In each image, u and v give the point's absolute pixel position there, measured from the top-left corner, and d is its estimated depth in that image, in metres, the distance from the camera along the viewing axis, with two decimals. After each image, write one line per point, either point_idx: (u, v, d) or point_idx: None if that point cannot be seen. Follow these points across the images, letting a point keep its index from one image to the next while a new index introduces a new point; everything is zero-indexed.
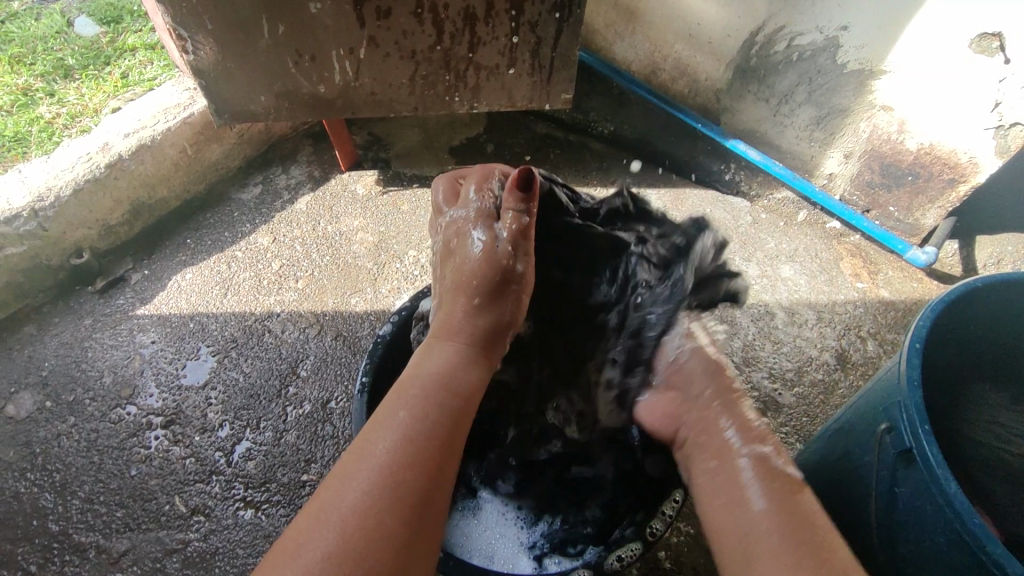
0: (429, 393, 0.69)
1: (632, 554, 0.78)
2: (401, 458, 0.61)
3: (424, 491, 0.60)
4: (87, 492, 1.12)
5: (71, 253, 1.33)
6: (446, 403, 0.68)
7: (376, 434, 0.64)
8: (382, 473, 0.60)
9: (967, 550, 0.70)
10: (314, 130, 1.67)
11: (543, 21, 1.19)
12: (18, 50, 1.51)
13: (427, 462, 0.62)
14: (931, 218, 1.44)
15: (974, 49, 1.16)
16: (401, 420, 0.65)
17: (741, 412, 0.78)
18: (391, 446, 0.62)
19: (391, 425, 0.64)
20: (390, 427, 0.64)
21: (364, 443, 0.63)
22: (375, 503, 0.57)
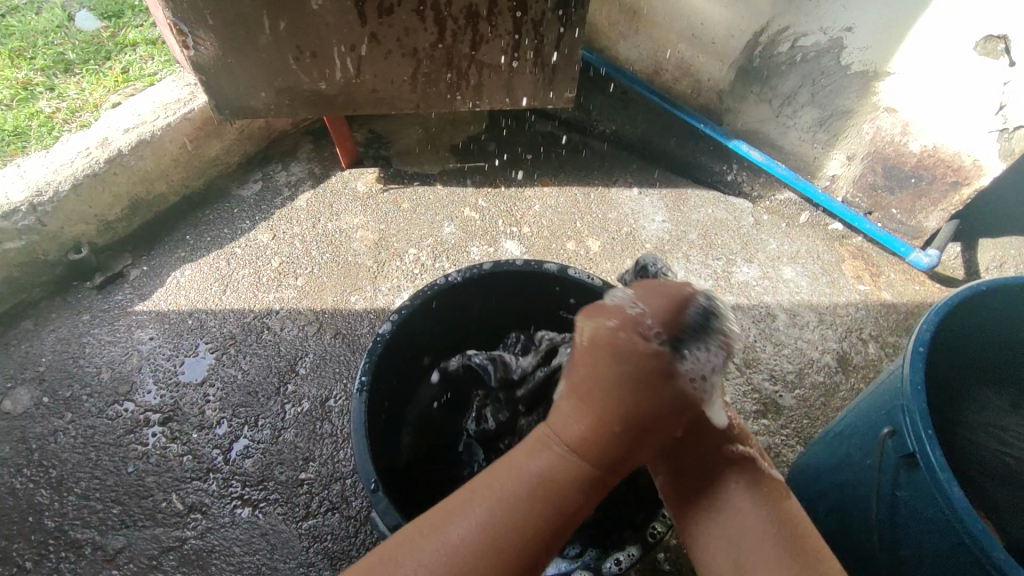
0: (586, 452, 0.56)
1: (630, 559, 0.77)
2: (462, 554, 0.54)
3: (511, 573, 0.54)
4: (83, 489, 1.11)
5: (70, 248, 1.33)
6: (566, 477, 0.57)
7: (465, 498, 0.57)
8: (483, 529, 0.55)
9: (970, 555, 0.70)
10: (316, 127, 1.66)
11: (547, 19, 1.18)
12: (18, 44, 1.50)
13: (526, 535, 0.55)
14: (934, 221, 1.44)
15: (979, 52, 1.15)
16: (555, 453, 0.57)
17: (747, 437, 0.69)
18: (517, 489, 0.57)
19: (524, 470, 0.57)
20: (512, 477, 0.57)
21: (496, 473, 0.58)
22: (528, 513, 0.55)
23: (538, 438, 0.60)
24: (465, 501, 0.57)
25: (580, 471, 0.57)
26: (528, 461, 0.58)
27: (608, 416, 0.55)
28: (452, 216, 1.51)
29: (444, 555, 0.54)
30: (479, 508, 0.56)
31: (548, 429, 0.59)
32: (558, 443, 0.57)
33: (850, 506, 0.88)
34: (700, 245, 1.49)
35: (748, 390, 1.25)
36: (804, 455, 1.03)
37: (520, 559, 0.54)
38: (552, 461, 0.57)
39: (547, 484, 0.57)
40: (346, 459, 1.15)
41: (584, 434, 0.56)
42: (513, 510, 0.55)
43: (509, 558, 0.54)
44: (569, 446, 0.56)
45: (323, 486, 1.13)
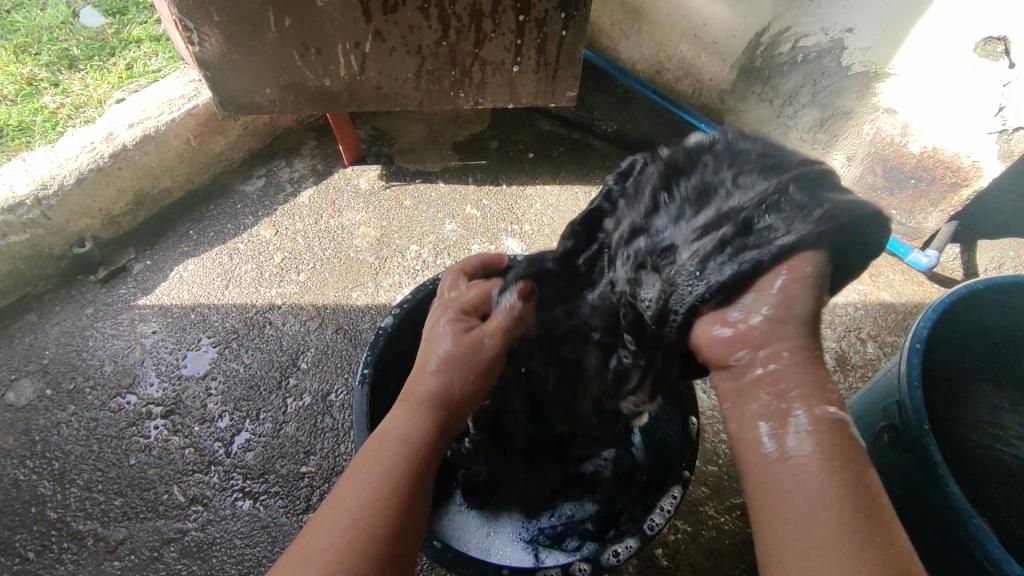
0: (408, 449, 0.68)
1: (629, 550, 0.78)
2: (366, 518, 0.61)
3: (400, 516, 0.63)
4: (86, 481, 1.12)
5: (74, 242, 1.34)
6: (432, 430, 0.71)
7: (376, 451, 0.68)
8: (361, 510, 0.62)
9: (965, 550, 0.71)
10: (319, 124, 1.67)
11: (550, 17, 1.19)
12: (23, 40, 1.51)
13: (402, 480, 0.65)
14: (934, 222, 1.44)
15: (979, 53, 1.16)
16: (378, 466, 0.66)
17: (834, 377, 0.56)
18: (363, 491, 0.63)
19: (363, 473, 0.65)
20: (357, 485, 0.64)
21: (345, 486, 0.64)
22: (388, 501, 0.63)
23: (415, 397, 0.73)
24: (362, 454, 0.68)
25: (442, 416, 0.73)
26: (355, 477, 0.65)
27: (410, 431, 0.70)
28: (454, 214, 1.51)
29: (333, 539, 0.59)
30: (345, 514, 0.61)
31: (375, 442, 0.69)
32: (397, 443, 0.69)
33: None
34: None
35: None
36: None
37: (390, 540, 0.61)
38: (394, 450, 0.68)
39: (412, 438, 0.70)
40: (347, 453, 1.16)
41: (410, 429, 0.70)
42: (401, 465, 0.66)
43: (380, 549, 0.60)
44: (411, 436, 0.70)
45: (323, 480, 1.13)
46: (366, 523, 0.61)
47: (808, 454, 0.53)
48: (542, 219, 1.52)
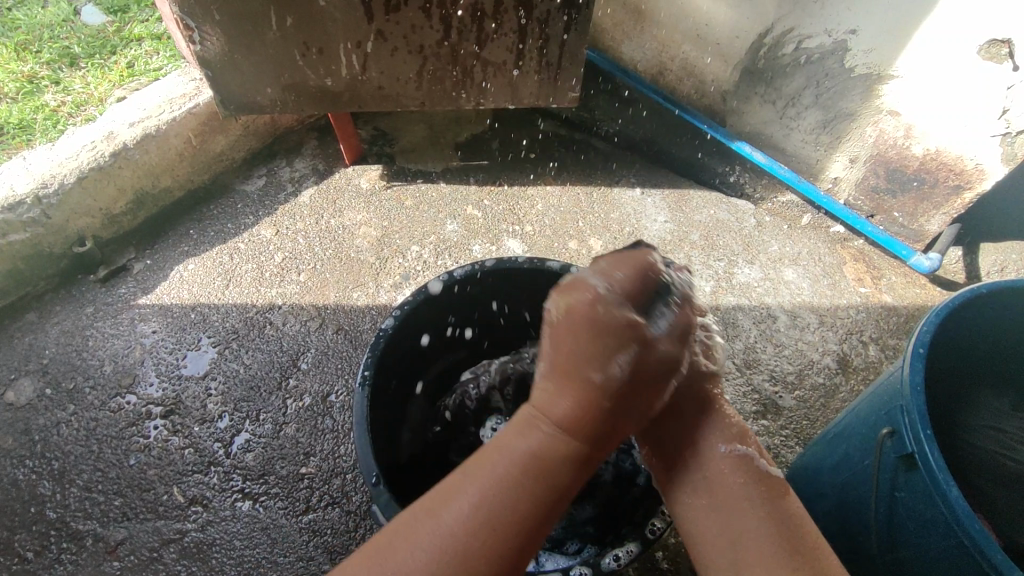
0: (540, 481, 0.59)
1: (629, 554, 0.77)
2: (465, 538, 0.56)
3: (497, 560, 0.57)
4: (86, 481, 1.12)
5: (74, 241, 1.33)
6: (525, 500, 0.59)
7: (460, 482, 0.60)
8: (457, 533, 0.57)
9: (966, 555, 0.70)
10: (320, 123, 1.66)
11: (552, 18, 1.19)
12: (24, 38, 1.50)
13: (519, 527, 0.58)
14: (936, 224, 1.44)
15: (983, 55, 1.16)
16: (487, 489, 0.59)
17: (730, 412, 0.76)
18: (469, 511, 0.58)
19: (477, 484, 0.59)
20: (465, 493, 0.59)
21: (446, 498, 0.59)
22: (506, 527, 0.57)
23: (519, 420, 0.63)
24: (475, 477, 0.60)
25: (546, 472, 0.60)
26: (494, 459, 0.61)
27: (551, 456, 0.60)
28: (455, 214, 1.51)
29: (421, 562, 0.56)
30: (434, 533, 0.57)
31: (484, 455, 0.61)
32: (512, 468, 0.60)
33: (849, 507, 0.89)
34: (702, 245, 1.50)
35: (748, 391, 1.26)
36: (804, 456, 1.03)
37: (494, 569, 0.57)
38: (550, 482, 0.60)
39: (509, 484, 0.59)
40: (347, 455, 1.16)
41: (540, 448, 0.60)
42: (496, 517, 0.58)
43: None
44: (544, 455, 0.60)
45: (323, 481, 1.13)
46: (454, 573, 0.55)
47: (730, 471, 0.70)
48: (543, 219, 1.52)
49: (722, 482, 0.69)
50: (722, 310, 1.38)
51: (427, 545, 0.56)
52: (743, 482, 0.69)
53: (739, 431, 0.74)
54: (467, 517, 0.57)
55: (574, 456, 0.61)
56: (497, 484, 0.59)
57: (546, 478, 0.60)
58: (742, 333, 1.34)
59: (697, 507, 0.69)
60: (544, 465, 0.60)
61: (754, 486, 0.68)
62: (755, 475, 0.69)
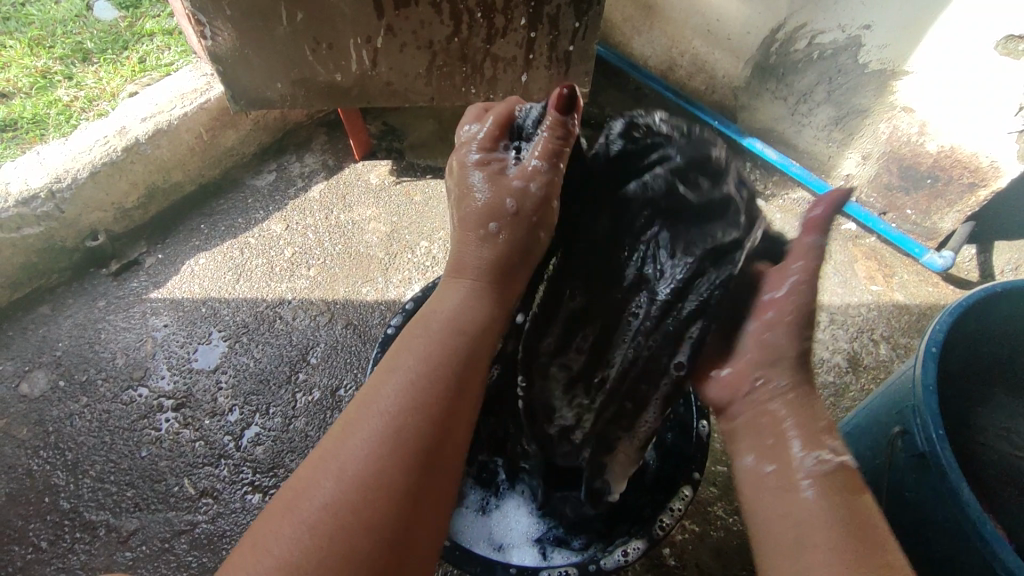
0: (432, 392, 0.58)
1: (636, 551, 0.78)
2: (384, 457, 0.54)
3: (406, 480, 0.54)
4: (98, 472, 1.13)
5: (87, 235, 1.35)
6: (444, 391, 0.59)
7: (383, 381, 0.59)
8: (367, 459, 0.53)
9: (977, 555, 0.70)
10: (330, 119, 1.67)
11: (563, 12, 1.18)
12: (38, 33, 1.51)
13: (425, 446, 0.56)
14: (950, 222, 1.42)
15: (1000, 51, 1.14)
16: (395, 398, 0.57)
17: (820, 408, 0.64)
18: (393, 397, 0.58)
19: (367, 424, 0.56)
20: (385, 390, 0.58)
21: (365, 401, 0.58)
22: (386, 456, 0.54)
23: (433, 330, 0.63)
24: (385, 382, 0.59)
25: (455, 352, 0.62)
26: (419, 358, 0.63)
27: (417, 396, 0.58)
28: None
29: (356, 454, 0.54)
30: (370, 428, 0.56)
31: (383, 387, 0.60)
32: (431, 352, 0.62)
33: None
34: None
35: None
36: None
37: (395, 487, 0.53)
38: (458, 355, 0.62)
39: (424, 382, 0.59)
40: None
41: (460, 309, 0.66)
42: (412, 429, 0.56)
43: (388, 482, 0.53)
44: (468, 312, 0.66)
45: None
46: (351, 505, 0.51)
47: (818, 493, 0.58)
48: None
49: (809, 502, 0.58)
50: None
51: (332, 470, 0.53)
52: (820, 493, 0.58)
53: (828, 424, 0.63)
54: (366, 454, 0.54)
55: (468, 361, 0.62)
56: (401, 388, 0.58)
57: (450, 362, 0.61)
58: None
59: (770, 503, 0.60)
60: (452, 345, 0.62)
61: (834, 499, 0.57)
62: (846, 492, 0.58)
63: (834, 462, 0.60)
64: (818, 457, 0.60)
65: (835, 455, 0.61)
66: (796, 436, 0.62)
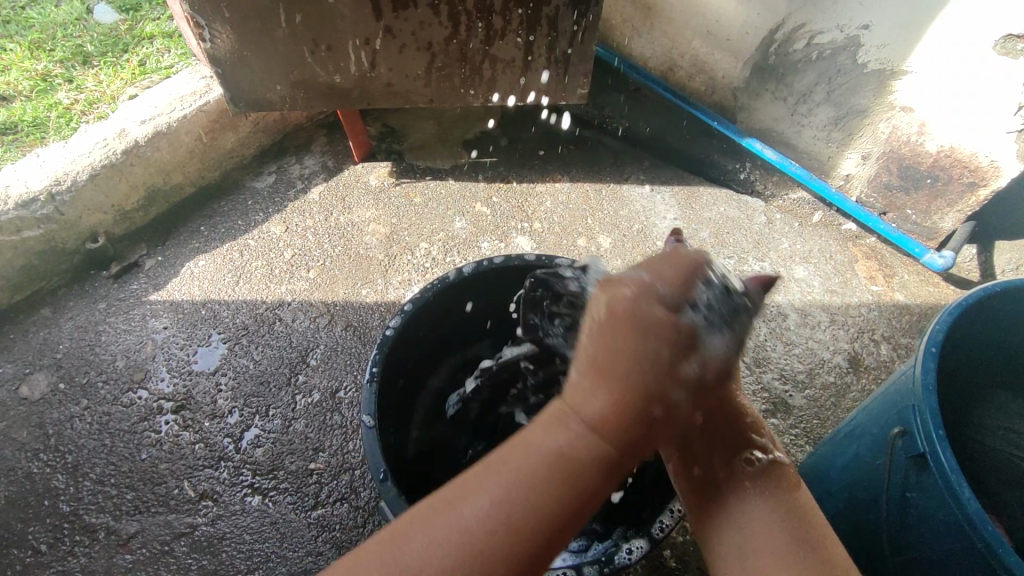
0: (546, 468, 0.51)
1: (640, 551, 0.77)
2: (490, 530, 0.49)
3: (519, 553, 0.49)
4: (98, 474, 1.13)
5: (87, 238, 1.35)
6: (536, 478, 0.51)
7: (482, 476, 0.52)
8: (474, 529, 0.49)
9: (978, 554, 0.70)
10: (330, 120, 1.67)
11: (562, 13, 1.18)
12: (38, 36, 1.52)
13: (547, 516, 0.50)
14: (950, 222, 1.42)
15: (999, 51, 1.14)
16: (496, 468, 0.52)
17: (744, 404, 0.68)
18: (479, 501, 0.50)
19: (481, 477, 0.52)
20: (478, 489, 0.51)
21: (455, 498, 0.51)
22: (507, 527, 0.49)
23: (540, 436, 0.53)
24: (481, 476, 0.51)
25: (545, 446, 0.52)
26: (542, 434, 0.53)
27: (524, 474, 0.51)
28: (464, 211, 1.51)
29: (464, 522, 0.50)
30: (514, 469, 0.51)
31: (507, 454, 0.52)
32: (541, 456, 0.52)
33: (859, 506, 0.88)
34: (711, 243, 1.49)
35: (757, 389, 1.25)
36: (812, 455, 1.02)
37: (547, 529, 0.50)
38: (553, 440, 0.53)
39: (521, 478, 0.51)
40: (356, 450, 1.16)
41: (574, 432, 0.52)
42: (517, 494, 0.50)
43: (485, 541, 0.49)
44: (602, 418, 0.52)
45: (332, 477, 1.14)
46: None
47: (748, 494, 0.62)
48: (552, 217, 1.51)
49: (739, 502, 0.62)
50: None
51: (437, 538, 0.49)
52: (755, 493, 0.62)
53: (753, 422, 0.67)
54: (473, 521, 0.49)
55: (602, 458, 0.52)
56: (503, 474, 0.51)
57: (536, 453, 0.52)
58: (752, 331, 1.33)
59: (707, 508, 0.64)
60: (559, 432, 0.53)
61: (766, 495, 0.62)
62: (773, 487, 0.62)
63: (765, 462, 0.64)
64: (745, 458, 0.64)
65: (760, 453, 0.64)
66: (724, 438, 0.65)
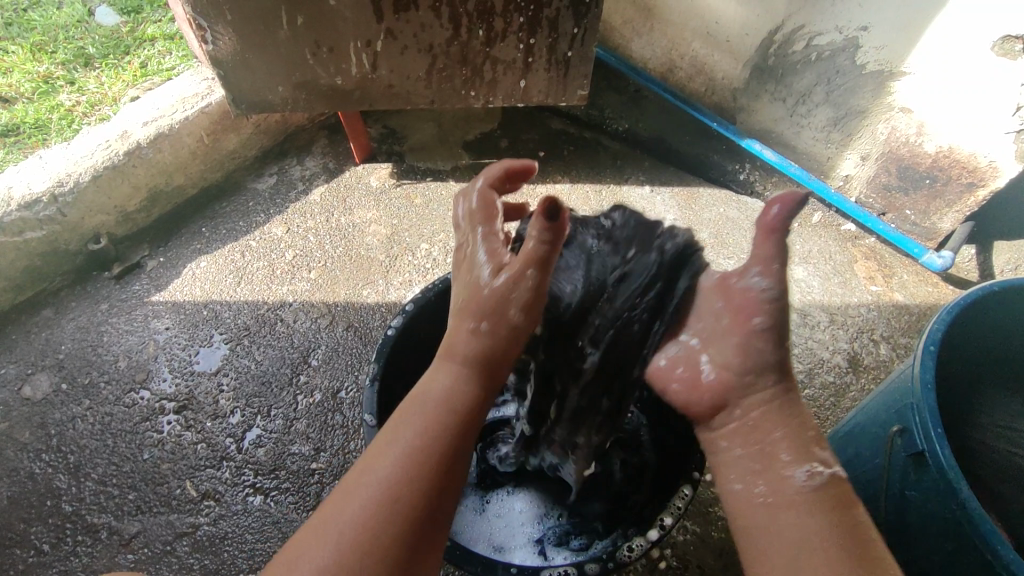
0: (424, 451, 0.65)
1: (641, 549, 0.77)
2: (379, 506, 0.61)
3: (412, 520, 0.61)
4: (100, 475, 1.14)
5: (89, 239, 1.35)
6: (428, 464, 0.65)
7: (382, 450, 0.66)
8: (372, 507, 0.61)
9: (975, 552, 0.70)
10: (331, 122, 1.68)
11: (562, 15, 1.18)
12: (40, 39, 1.52)
13: (427, 484, 0.64)
14: (949, 223, 1.43)
15: (998, 52, 1.15)
16: (396, 450, 0.66)
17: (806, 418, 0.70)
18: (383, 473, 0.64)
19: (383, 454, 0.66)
20: (380, 464, 0.65)
21: (366, 466, 0.65)
22: (393, 502, 0.62)
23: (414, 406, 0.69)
24: (383, 448, 0.66)
25: (438, 420, 0.68)
26: (380, 453, 0.66)
27: (409, 451, 0.65)
28: None
29: (361, 508, 0.61)
30: (399, 451, 0.65)
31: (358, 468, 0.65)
32: (413, 426, 0.67)
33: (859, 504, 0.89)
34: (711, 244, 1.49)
35: None
36: None
37: (419, 500, 0.62)
38: (444, 424, 0.68)
39: (413, 450, 0.65)
40: (357, 450, 1.17)
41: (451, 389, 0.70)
42: (411, 471, 0.64)
43: (386, 522, 0.60)
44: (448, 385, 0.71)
45: (334, 477, 1.14)
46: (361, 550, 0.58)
47: (805, 500, 0.64)
48: None
49: (790, 506, 0.64)
50: None
51: (343, 524, 0.60)
52: (810, 498, 0.64)
53: (815, 435, 0.69)
54: (370, 499, 0.61)
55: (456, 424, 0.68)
56: (400, 451, 0.65)
57: (432, 435, 0.66)
58: None
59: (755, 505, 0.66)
60: (439, 418, 0.68)
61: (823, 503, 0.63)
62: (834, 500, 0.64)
63: (825, 475, 0.65)
64: (808, 470, 0.65)
65: (823, 467, 0.65)
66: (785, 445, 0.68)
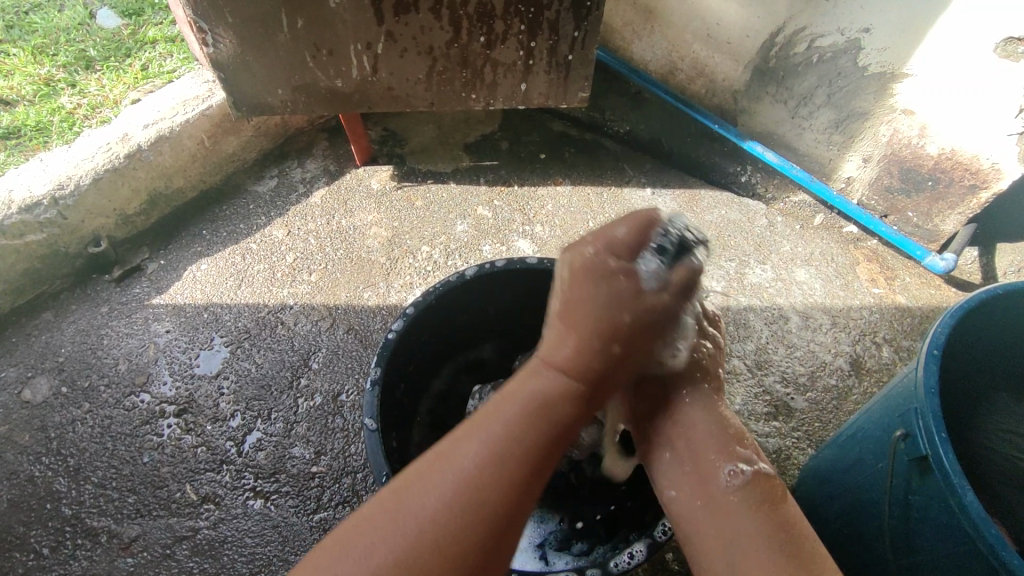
0: (511, 461, 0.60)
1: (640, 555, 0.77)
2: (452, 512, 0.56)
3: (483, 540, 0.56)
4: (100, 478, 1.13)
5: (89, 242, 1.35)
6: (510, 485, 0.59)
7: (460, 445, 0.61)
8: (441, 513, 0.56)
9: (979, 557, 0.70)
10: (331, 124, 1.68)
11: (563, 18, 1.18)
12: (41, 41, 1.52)
13: (505, 505, 0.58)
14: (951, 225, 1.43)
15: (1000, 53, 1.15)
16: (476, 453, 0.60)
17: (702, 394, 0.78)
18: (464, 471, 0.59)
19: (468, 444, 0.60)
20: (463, 457, 0.59)
21: (443, 456, 0.60)
22: (465, 515, 0.56)
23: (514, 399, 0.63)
24: (460, 446, 0.60)
25: (533, 435, 0.61)
26: (462, 446, 0.60)
27: (497, 457, 0.59)
28: (465, 215, 1.51)
29: (430, 508, 0.57)
30: (482, 454, 0.59)
31: (431, 463, 0.60)
32: (500, 432, 0.61)
33: (862, 508, 0.88)
34: (713, 246, 1.49)
35: (759, 392, 1.25)
36: (814, 458, 1.02)
37: (498, 521, 0.57)
38: (535, 437, 0.62)
39: (505, 453, 0.60)
40: (358, 453, 1.17)
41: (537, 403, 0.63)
42: (498, 484, 0.58)
43: (464, 527, 0.56)
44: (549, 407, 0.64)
45: (334, 480, 1.14)
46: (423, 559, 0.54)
47: (740, 505, 0.68)
48: (554, 220, 1.52)
49: (728, 510, 0.68)
50: (734, 310, 1.37)
51: (406, 526, 0.56)
52: (741, 499, 0.69)
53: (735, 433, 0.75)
54: (445, 505, 0.56)
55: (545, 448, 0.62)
56: (480, 454, 0.59)
57: (527, 447, 0.60)
58: (754, 334, 1.33)
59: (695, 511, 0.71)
60: (529, 433, 0.61)
61: (754, 508, 0.68)
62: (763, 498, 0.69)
63: (748, 474, 0.70)
64: (731, 469, 0.71)
65: (747, 465, 0.71)
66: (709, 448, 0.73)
